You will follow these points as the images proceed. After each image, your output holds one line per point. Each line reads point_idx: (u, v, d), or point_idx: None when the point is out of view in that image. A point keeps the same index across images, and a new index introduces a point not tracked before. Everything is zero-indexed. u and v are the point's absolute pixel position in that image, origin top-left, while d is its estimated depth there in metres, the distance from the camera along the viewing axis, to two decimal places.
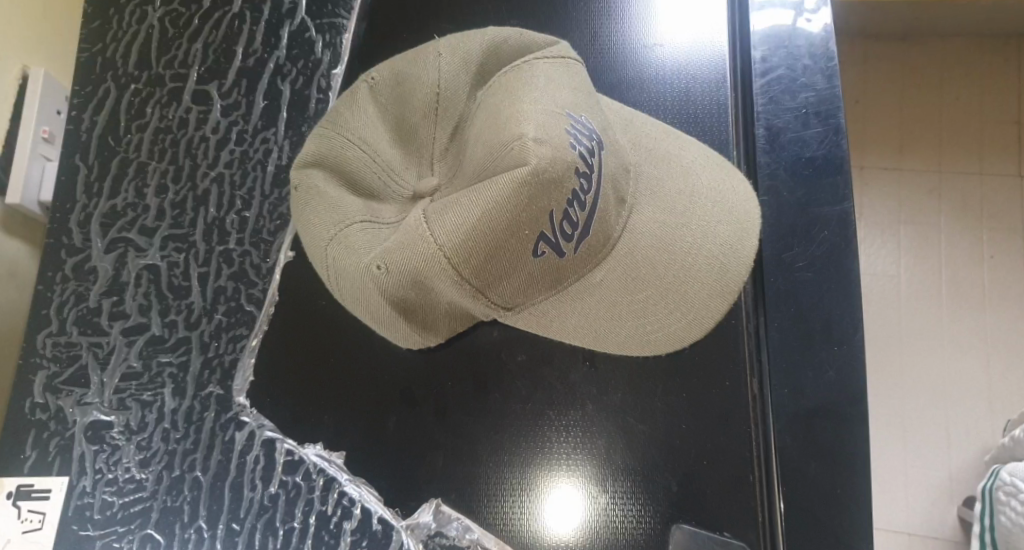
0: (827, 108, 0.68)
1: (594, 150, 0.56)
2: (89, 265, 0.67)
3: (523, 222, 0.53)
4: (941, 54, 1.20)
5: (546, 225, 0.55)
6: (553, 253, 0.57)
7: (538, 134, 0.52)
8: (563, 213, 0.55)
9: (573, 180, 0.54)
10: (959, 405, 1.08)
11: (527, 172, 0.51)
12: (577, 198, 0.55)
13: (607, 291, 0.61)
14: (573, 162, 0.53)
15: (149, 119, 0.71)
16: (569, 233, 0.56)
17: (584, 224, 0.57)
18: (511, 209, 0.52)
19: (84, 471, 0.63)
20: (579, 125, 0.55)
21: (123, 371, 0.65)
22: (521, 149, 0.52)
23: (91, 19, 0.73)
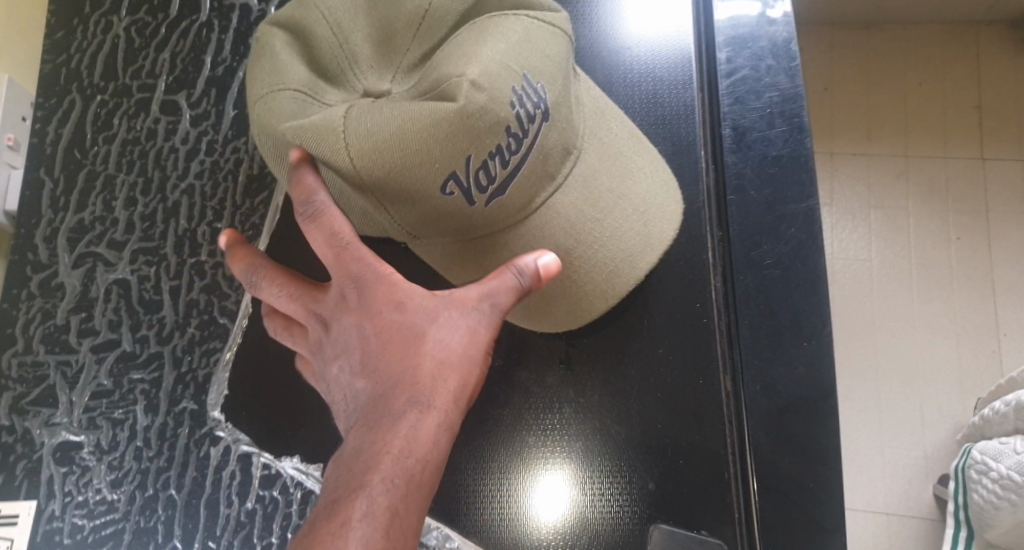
0: (791, 108, 0.68)
1: (537, 119, 0.50)
2: (56, 281, 0.66)
3: (428, 157, 0.48)
4: (905, 41, 1.22)
5: (459, 168, 0.49)
6: (459, 197, 0.50)
7: (476, 83, 0.47)
8: (484, 166, 0.49)
9: (499, 136, 0.48)
10: (931, 387, 1.10)
11: (457, 111, 0.47)
12: (500, 156, 0.50)
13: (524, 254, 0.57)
14: (506, 119, 0.48)
15: (116, 131, 0.70)
16: (483, 185, 0.50)
17: (505, 180, 0.51)
18: (428, 145, 0.47)
19: (54, 494, 0.62)
20: (532, 91, 0.50)
21: (93, 389, 0.64)
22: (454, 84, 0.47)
23: (53, 31, 0.72)
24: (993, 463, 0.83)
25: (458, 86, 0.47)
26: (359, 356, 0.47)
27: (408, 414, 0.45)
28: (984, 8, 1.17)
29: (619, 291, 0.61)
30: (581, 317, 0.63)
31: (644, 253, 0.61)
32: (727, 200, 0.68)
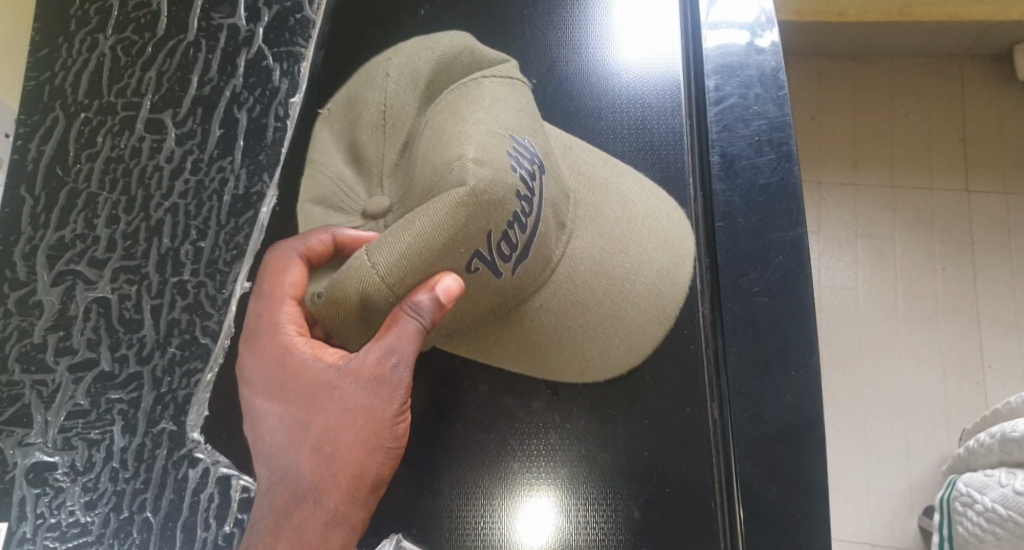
0: (779, 136, 0.69)
1: (535, 174, 0.55)
2: (35, 298, 0.65)
3: (458, 245, 0.51)
4: (889, 73, 1.24)
5: (482, 244, 0.52)
6: (489, 275, 0.55)
7: (478, 152, 0.51)
8: (503, 239, 0.53)
9: (513, 203, 0.52)
10: (917, 418, 1.10)
11: (473, 190, 0.50)
12: (518, 225, 0.54)
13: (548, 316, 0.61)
14: (514, 184, 0.52)
15: (100, 148, 0.69)
16: (507, 253, 0.54)
17: (524, 247, 0.56)
18: (459, 232, 0.50)
19: (25, 517, 0.60)
20: (521, 148, 0.54)
21: (68, 409, 0.62)
22: (463, 160, 0.50)
23: (38, 47, 0.71)
24: (977, 496, 0.83)
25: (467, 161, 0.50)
26: (271, 433, 0.53)
27: (302, 503, 0.51)
28: (967, 43, 1.20)
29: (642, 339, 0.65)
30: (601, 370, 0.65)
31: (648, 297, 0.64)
32: (714, 226, 0.68)
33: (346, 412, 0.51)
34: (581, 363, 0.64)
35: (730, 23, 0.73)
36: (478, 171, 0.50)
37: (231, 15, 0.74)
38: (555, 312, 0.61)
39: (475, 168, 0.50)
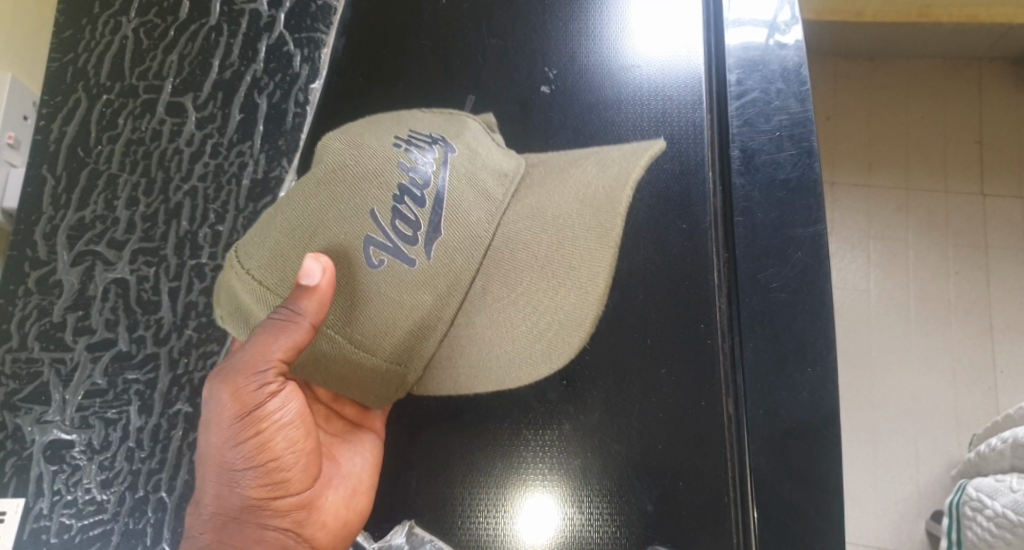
0: (801, 131, 0.68)
1: (433, 145, 0.53)
2: (54, 278, 0.65)
3: (331, 220, 0.50)
4: (906, 74, 1.24)
5: (369, 225, 0.50)
6: (400, 263, 0.51)
7: (342, 135, 0.52)
8: (399, 210, 0.50)
9: (393, 172, 0.51)
10: (928, 422, 1.09)
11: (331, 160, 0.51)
12: (408, 197, 0.51)
13: (492, 309, 0.55)
14: (393, 155, 0.51)
15: (121, 130, 0.70)
16: (409, 233, 0.51)
17: (429, 223, 0.51)
18: (328, 206, 0.50)
19: (42, 493, 0.60)
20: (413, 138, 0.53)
21: (86, 388, 0.63)
22: (332, 143, 0.52)
23: (63, 29, 0.71)
24: (987, 501, 0.82)
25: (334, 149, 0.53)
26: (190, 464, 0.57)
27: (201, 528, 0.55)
28: (986, 44, 1.18)
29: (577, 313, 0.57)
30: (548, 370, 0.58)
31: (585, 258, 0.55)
32: (733, 221, 0.68)
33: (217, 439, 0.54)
34: (523, 343, 0.55)
35: (753, 18, 0.72)
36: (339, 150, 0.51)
37: (252, 0, 0.74)
38: (499, 305, 0.55)
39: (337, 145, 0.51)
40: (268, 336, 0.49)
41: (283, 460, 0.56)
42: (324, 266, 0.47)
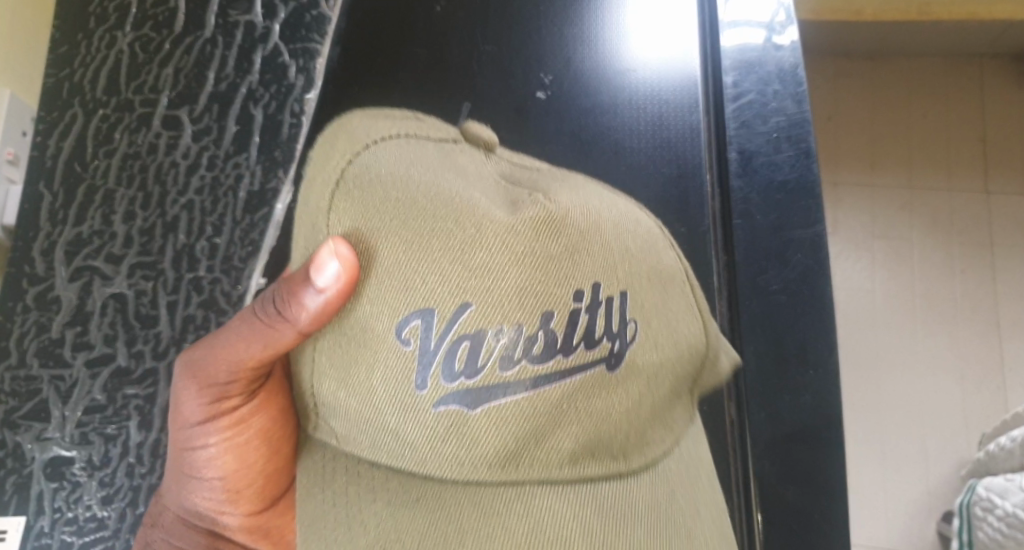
0: (798, 132, 0.69)
1: (611, 353, 0.45)
2: (52, 294, 0.64)
3: (466, 282, 0.42)
4: (909, 71, 1.25)
5: (518, 394, 0.42)
6: (411, 377, 0.42)
7: (587, 216, 0.47)
8: (563, 333, 0.43)
9: (563, 375, 0.43)
10: (937, 422, 1.10)
11: (536, 215, 0.45)
12: (562, 375, 0.43)
13: (535, 451, 0.43)
14: (579, 353, 0.44)
15: (117, 144, 0.70)
16: (538, 355, 0.43)
17: (506, 382, 0.42)
18: (461, 246, 0.43)
19: (43, 510, 0.60)
20: (619, 337, 0.46)
21: (86, 404, 0.62)
22: (566, 209, 0.46)
23: (58, 44, 0.71)
24: (997, 501, 0.81)
25: (539, 200, 0.47)
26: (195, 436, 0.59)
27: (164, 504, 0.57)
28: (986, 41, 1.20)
29: (569, 525, 0.42)
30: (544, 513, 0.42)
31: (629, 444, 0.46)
32: (732, 223, 0.67)
33: (178, 441, 0.55)
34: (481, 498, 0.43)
35: (748, 20, 0.73)
36: (568, 213, 0.46)
37: (247, 12, 0.74)
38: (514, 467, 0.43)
39: (565, 208, 0.46)
40: (254, 339, 0.48)
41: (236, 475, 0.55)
42: (345, 255, 0.42)
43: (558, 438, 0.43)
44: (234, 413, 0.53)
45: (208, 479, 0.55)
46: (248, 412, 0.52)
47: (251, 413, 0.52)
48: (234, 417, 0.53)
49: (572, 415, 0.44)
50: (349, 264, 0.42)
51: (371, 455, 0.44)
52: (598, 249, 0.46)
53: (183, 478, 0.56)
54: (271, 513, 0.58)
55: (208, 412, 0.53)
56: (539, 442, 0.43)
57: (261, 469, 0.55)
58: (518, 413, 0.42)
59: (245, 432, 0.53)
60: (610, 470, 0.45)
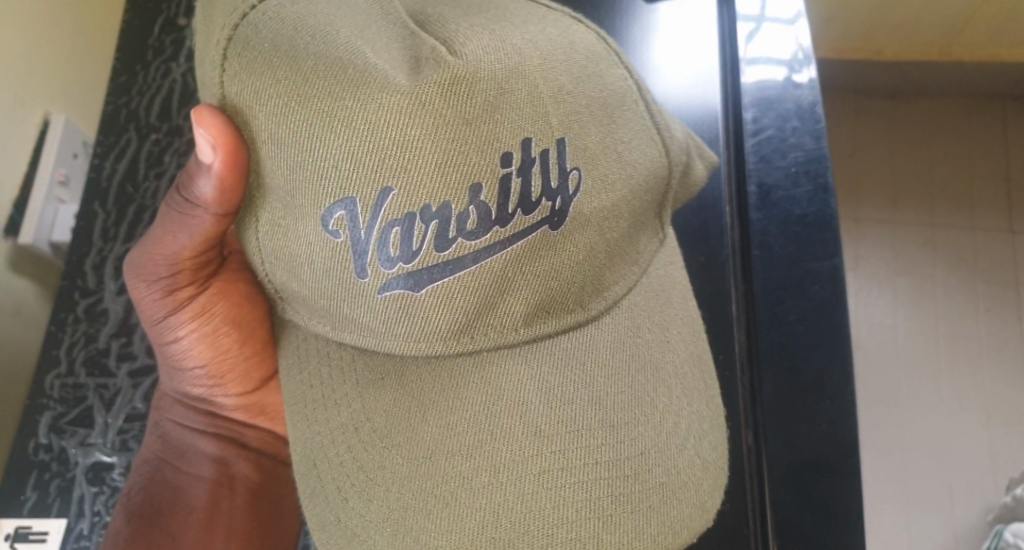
0: (817, 167, 0.70)
1: (550, 215, 0.48)
2: (101, 307, 0.68)
3: (383, 161, 0.44)
4: (929, 112, 1.32)
5: (459, 258, 0.46)
6: (350, 266, 0.46)
7: (501, 62, 0.46)
8: (495, 204, 0.46)
9: (495, 243, 0.46)
10: (954, 459, 1.12)
11: (439, 78, 0.45)
12: (480, 219, 0.46)
13: (499, 319, 0.49)
14: (499, 216, 0.46)
15: (167, 167, 0.74)
16: (470, 230, 0.46)
17: (444, 262, 0.46)
18: (362, 121, 0.44)
19: (82, 513, 0.62)
20: (548, 169, 0.47)
21: (128, 412, 0.66)
22: (475, 59, 0.46)
23: (119, 74, 0.76)
24: None
25: (442, 55, 0.46)
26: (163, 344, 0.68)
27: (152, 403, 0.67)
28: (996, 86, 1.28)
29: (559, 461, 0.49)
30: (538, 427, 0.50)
31: (579, 295, 0.51)
32: (751, 255, 0.69)
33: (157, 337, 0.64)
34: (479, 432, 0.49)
35: (768, 58, 0.75)
36: (480, 66, 0.46)
37: None
38: (480, 339, 0.49)
39: (475, 62, 0.46)
40: (184, 223, 0.56)
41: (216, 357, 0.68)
42: (214, 126, 0.47)
43: (508, 302, 0.48)
44: (197, 302, 0.65)
45: (187, 362, 0.66)
46: (222, 294, 0.65)
47: (214, 301, 0.65)
48: (199, 306, 0.65)
49: (521, 280, 0.48)
50: (221, 132, 0.47)
51: (337, 337, 0.51)
52: (516, 99, 0.46)
53: (167, 371, 0.66)
54: (262, 392, 0.73)
55: (180, 306, 0.64)
56: (492, 309, 0.48)
57: (241, 352, 0.69)
58: (465, 287, 0.47)
59: (212, 319, 0.65)
60: (566, 316, 0.51)
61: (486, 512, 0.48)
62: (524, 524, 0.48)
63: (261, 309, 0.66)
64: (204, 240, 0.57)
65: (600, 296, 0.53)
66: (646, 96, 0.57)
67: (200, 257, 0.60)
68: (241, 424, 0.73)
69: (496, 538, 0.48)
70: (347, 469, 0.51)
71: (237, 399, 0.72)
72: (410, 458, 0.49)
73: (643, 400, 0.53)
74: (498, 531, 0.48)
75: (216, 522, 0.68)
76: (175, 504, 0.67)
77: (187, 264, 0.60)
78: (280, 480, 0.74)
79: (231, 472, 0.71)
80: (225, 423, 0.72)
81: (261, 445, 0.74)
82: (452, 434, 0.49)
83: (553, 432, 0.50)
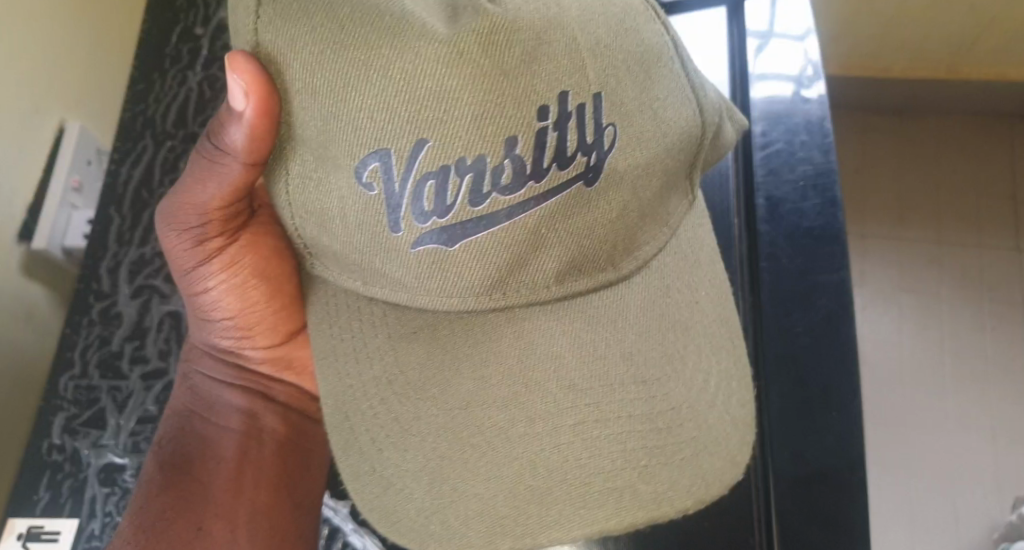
0: (824, 181, 0.71)
1: (585, 170, 0.48)
2: (115, 310, 0.69)
3: (421, 107, 0.44)
4: (935, 128, 1.33)
5: (495, 215, 0.46)
6: (384, 220, 0.47)
7: (540, 13, 0.47)
8: (530, 158, 0.46)
9: (531, 197, 0.47)
10: (959, 476, 1.12)
11: (478, 27, 0.45)
12: (516, 174, 0.46)
13: (532, 275, 0.49)
14: (534, 169, 0.46)
15: (182, 173, 0.74)
16: (507, 184, 0.46)
17: (478, 217, 0.46)
18: (399, 69, 0.44)
19: (93, 514, 0.62)
20: (583, 126, 0.47)
21: (139, 414, 0.67)
22: (514, 8, 0.46)
23: (136, 82, 0.78)
24: None
25: (480, 7, 0.46)
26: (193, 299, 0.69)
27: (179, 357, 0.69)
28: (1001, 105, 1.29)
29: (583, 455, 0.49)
30: (556, 424, 0.50)
31: (611, 254, 0.52)
32: (759, 266, 0.70)
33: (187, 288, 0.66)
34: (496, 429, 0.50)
35: (777, 74, 0.76)
36: (521, 19, 0.46)
37: None
38: (513, 295, 0.49)
39: (513, 11, 0.46)
40: (215, 173, 0.56)
41: (243, 308, 0.69)
42: (248, 73, 0.47)
43: (539, 258, 0.49)
44: (227, 253, 0.66)
45: (216, 314, 0.68)
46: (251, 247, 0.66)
47: (243, 253, 0.66)
48: (228, 257, 0.66)
49: (555, 236, 0.48)
50: (254, 78, 0.47)
51: (369, 292, 0.52)
52: (553, 50, 0.46)
53: (195, 323, 0.68)
54: (289, 346, 0.73)
55: (210, 256, 0.65)
56: (526, 266, 0.49)
57: (270, 305, 0.69)
58: (498, 242, 0.47)
59: (241, 271, 0.66)
60: (597, 273, 0.52)
61: (504, 506, 0.49)
62: (561, 472, 0.49)
63: (289, 264, 0.66)
64: (233, 188, 0.57)
65: (630, 256, 0.54)
66: (681, 59, 0.58)
67: (230, 207, 0.61)
68: (268, 378, 0.73)
69: (534, 487, 0.49)
70: (381, 420, 0.53)
71: (266, 351, 0.72)
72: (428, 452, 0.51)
73: (673, 362, 0.55)
74: (520, 495, 0.49)
75: (245, 473, 0.69)
76: (204, 456, 0.68)
77: (216, 214, 0.61)
78: (307, 437, 0.73)
79: (260, 425, 0.71)
80: (253, 376, 0.73)
81: (288, 400, 0.74)
82: (485, 387, 0.51)
83: (575, 423, 0.50)
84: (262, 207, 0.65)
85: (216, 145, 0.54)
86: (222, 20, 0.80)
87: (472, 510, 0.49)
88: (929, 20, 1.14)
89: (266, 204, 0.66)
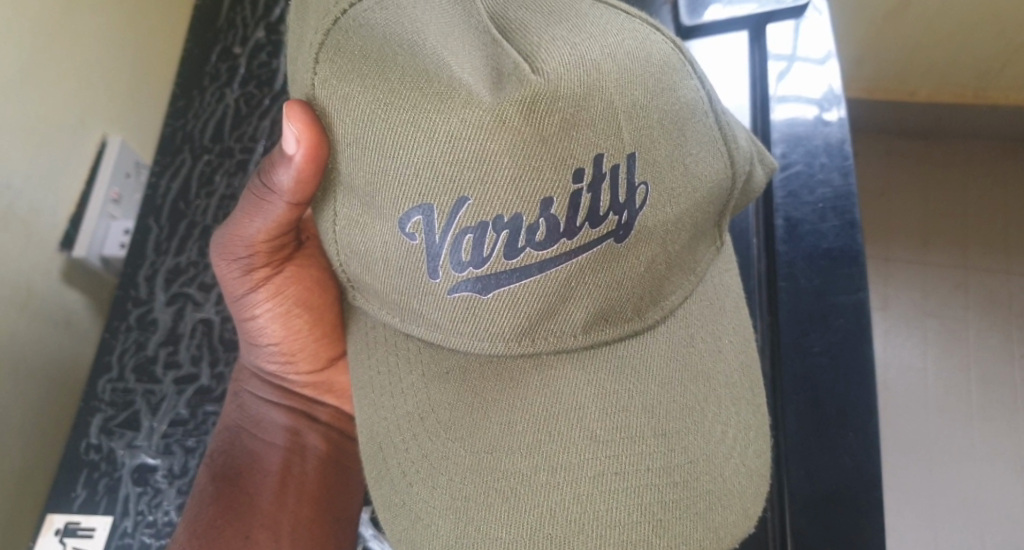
0: (843, 204, 0.72)
1: (616, 230, 0.50)
2: (151, 316, 0.72)
3: (461, 169, 0.47)
4: (960, 153, 1.33)
5: (526, 268, 0.49)
6: (423, 268, 0.49)
7: (579, 74, 0.47)
8: (564, 217, 0.48)
9: (564, 254, 0.49)
10: (983, 503, 1.11)
11: (519, 97, 0.46)
12: (550, 230, 0.48)
13: (561, 322, 0.51)
14: (568, 228, 0.48)
15: (216, 187, 0.78)
16: (541, 241, 0.48)
17: (512, 269, 0.49)
18: (445, 131, 0.46)
19: (127, 512, 0.64)
20: (620, 181, 0.49)
21: (171, 417, 0.68)
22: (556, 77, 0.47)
23: (176, 99, 0.81)
24: None
25: (523, 75, 0.47)
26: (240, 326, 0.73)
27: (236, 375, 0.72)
28: None
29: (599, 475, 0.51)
30: (576, 443, 0.52)
31: (638, 304, 0.54)
32: (778, 286, 0.71)
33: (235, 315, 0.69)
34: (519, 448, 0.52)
35: (798, 97, 0.77)
36: (563, 80, 0.47)
37: None
38: (542, 341, 0.52)
39: (557, 79, 0.47)
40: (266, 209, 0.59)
41: (287, 335, 0.72)
42: (301, 121, 0.49)
43: (569, 308, 0.51)
44: (273, 282, 0.69)
45: (263, 340, 0.71)
46: (296, 278, 0.70)
47: (287, 283, 0.69)
48: (274, 287, 0.69)
49: (583, 290, 0.51)
50: (307, 127, 0.49)
51: (407, 326, 0.54)
52: (592, 81, 0.48)
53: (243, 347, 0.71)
54: (329, 371, 0.76)
55: (257, 285, 0.68)
56: (555, 314, 0.51)
57: (311, 332, 0.73)
58: (530, 292, 0.49)
59: (287, 299, 0.69)
60: (625, 327, 0.54)
61: (528, 519, 0.51)
62: (585, 487, 0.51)
63: (332, 292, 0.70)
64: (279, 224, 0.61)
65: (657, 306, 0.56)
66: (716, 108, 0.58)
67: (276, 241, 0.64)
68: (309, 399, 0.77)
69: (559, 498, 0.51)
70: (410, 430, 0.55)
71: (308, 376, 0.76)
72: (452, 460, 0.53)
73: (693, 408, 0.56)
74: (547, 508, 0.51)
75: (289, 487, 0.72)
76: (253, 468, 0.71)
77: (262, 247, 0.64)
78: (346, 455, 0.77)
79: (304, 442, 0.75)
80: (297, 398, 0.76)
81: (330, 421, 0.77)
82: (510, 412, 0.52)
83: (603, 449, 0.52)
84: (308, 239, 0.69)
85: (265, 184, 0.57)
86: (259, 40, 0.84)
87: (488, 542, 0.51)
88: (952, 42, 1.15)
89: (312, 235, 0.70)
